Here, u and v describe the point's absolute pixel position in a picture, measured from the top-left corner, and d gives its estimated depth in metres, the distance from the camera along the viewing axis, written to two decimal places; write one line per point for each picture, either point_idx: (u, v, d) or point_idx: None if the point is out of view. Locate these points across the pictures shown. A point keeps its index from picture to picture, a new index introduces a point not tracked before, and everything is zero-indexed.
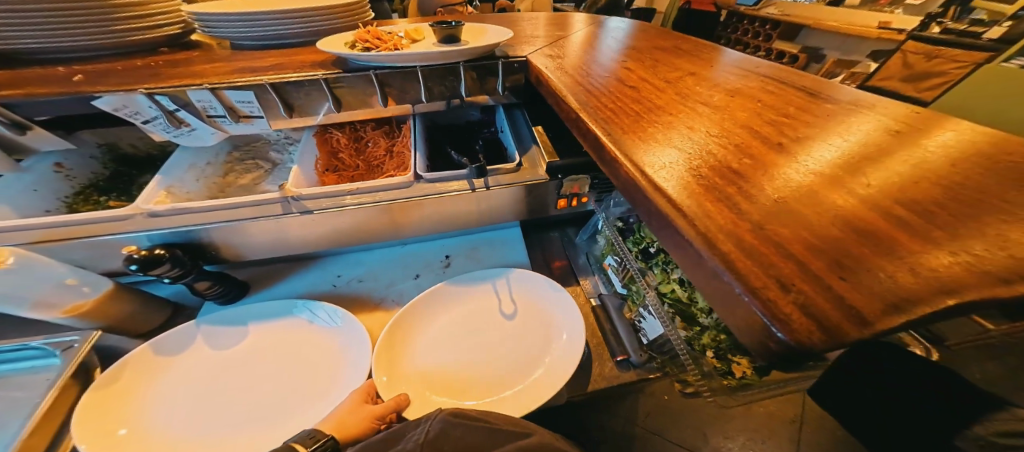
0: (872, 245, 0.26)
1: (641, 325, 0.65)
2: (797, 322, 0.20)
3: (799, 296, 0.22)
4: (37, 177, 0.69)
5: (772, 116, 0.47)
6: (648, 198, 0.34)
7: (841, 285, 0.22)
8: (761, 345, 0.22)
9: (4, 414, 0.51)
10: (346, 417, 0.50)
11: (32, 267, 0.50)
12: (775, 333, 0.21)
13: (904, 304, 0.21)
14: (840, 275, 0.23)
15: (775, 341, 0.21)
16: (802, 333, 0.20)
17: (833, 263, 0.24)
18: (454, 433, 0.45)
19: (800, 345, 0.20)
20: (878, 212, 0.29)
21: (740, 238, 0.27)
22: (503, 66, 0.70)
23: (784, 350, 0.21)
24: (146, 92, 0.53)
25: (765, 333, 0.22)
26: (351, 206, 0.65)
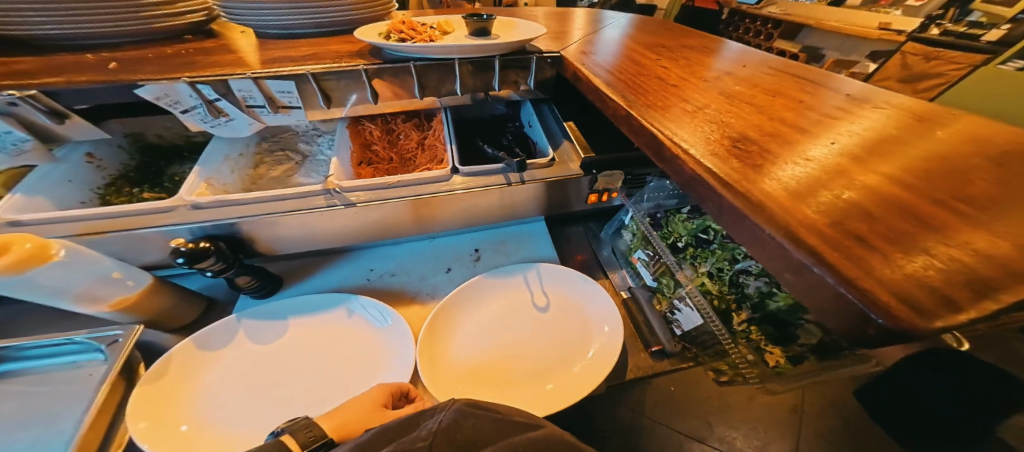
0: (947, 238, 0.27)
1: (674, 316, 0.67)
2: (897, 308, 0.21)
3: (896, 286, 0.23)
4: (70, 168, 0.69)
5: (815, 115, 0.48)
6: (716, 194, 0.34)
7: (932, 275, 0.23)
8: (857, 331, 0.24)
9: (61, 406, 0.54)
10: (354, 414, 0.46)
11: (78, 260, 0.51)
12: (876, 321, 0.22)
13: (995, 290, 0.22)
14: (929, 265, 0.24)
15: (873, 327, 0.22)
16: (906, 321, 0.20)
17: (919, 255, 0.25)
18: (469, 424, 0.38)
19: (903, 331, 0.21)
20: (942, 206, 0.30)
21: (820, 231, 0.28)
22: (536, 61, 0.71)
23: (883, 336, 0.22)
24: (189, 81, 0.54)
25: (863, 320, 0.23)
26: (389, 200, 0.66)
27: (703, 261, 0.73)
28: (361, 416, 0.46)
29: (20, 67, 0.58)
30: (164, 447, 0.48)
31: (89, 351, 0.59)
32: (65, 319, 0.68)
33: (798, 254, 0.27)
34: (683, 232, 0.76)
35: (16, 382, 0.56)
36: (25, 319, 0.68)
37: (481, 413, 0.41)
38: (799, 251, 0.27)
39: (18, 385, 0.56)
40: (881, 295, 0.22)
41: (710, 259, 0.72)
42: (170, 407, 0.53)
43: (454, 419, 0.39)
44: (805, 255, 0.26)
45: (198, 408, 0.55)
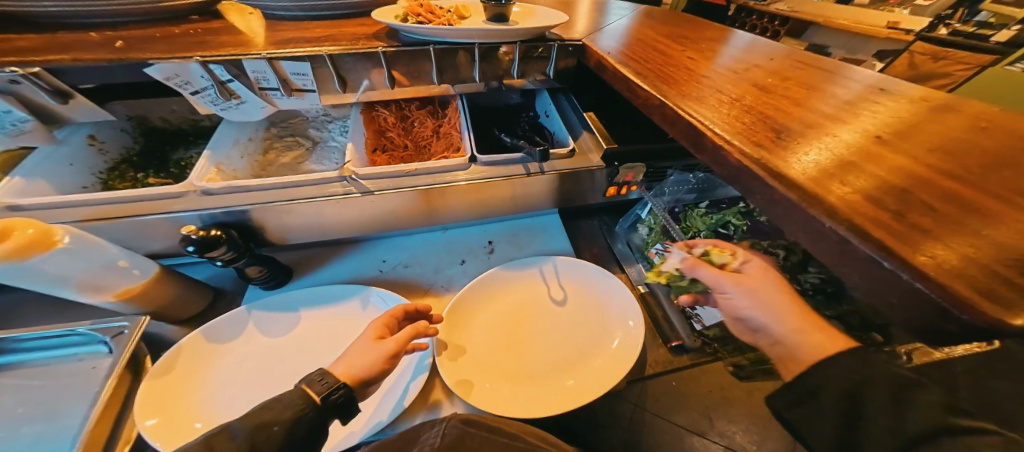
0: (1015, 230, 0.25)
1: (694, 311, 0.67)
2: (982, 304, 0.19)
3: (973, 280, 0.21)
4: (71, 150, 0.66)
5: (853, 106, 0.47)
6: (767, 186, 0.33)
7: (1009, 269, 0.22)
8: (934, 327, 0.22)
9: (67, 400, 0.52)
10: (356, 355, 0.45)
11: (83, 248, 0.49)
12: (959, 317, 0.20)
13: None
14: (1004, 261, 0.23)
15: (954, 323, 0.21)
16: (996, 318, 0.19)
17: (990, 250, 0.23)
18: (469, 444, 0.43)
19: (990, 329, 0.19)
20: (1000, 200, 0.29)
21: (885, 224, 0.26)
22: (558, 49, 0.70)
23: (966, 331, 0.20)
24: (200, 59, 0.52)
25: (942, 316, 0.21)
26: (405, 188, 0.64)
27: None
28: (362, 350, 0.46)
29: (21, 43, 0.55)
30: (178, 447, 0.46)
31: (93, 343, 0.57)
32: (67, 309, 0.66)
33: (863, 247, 0.25)
34: (703, 227, 0.73)
35: (18, 375, 0.55)
36: (26, 307, 0.66)
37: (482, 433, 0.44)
38: (866, 245, 0.25)
39: (21, 378, 0.54)
40: (963, 291, 0.20)
41: None
42: (181, 405, 0.51)
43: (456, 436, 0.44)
44: (873, 248, 0.25)
45: (212, 405, 0.53)
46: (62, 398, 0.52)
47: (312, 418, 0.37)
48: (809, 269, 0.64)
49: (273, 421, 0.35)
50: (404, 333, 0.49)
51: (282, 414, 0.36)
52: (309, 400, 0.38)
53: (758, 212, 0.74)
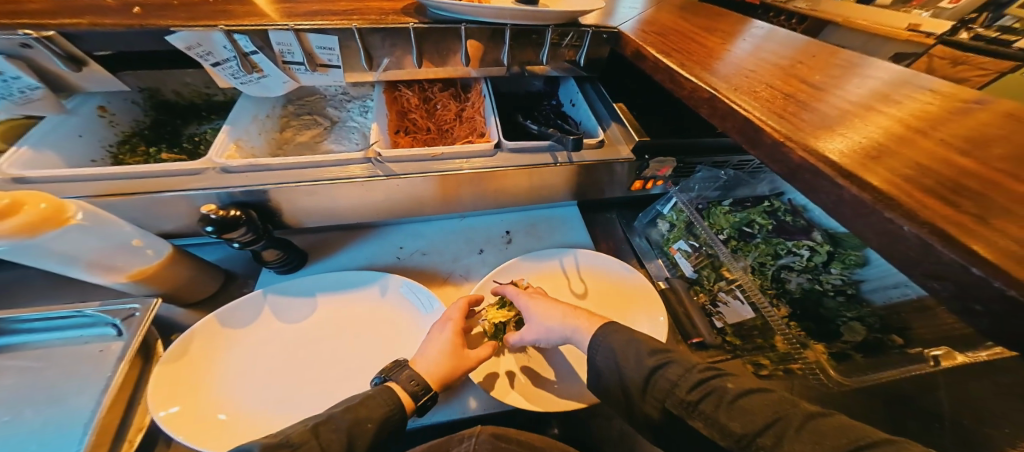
0: None
1: (717, 309, 0.66)
2: None
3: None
4: (82, 121, 0.64)
5: (915, 103, 0.44)
6: (835, 186, 0.31)
7: None
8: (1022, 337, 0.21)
9: (75, 383, 0.51)
10: (443, 358, 0.52)
11: (96, 225, 0.47)
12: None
13: None
14: None
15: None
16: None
17: None
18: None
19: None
20: None
21: (966, 227, 0.24)
22: (592, 36, 0.67)
23: None
24: (225, 29, 0.49)
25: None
26: (430, 173, 0.63)
27: (745, 254, 0.69)
28: (445, 356, 0.52)
29: (31, 5, 0.52)
30: (197, 437, 0.46)
31: (103, 325, 0.55)
32: (78, 287, 0.64)
33: (947, 252, 0.24)
34: (726, 225, 0.72)
35: (29, 355, 0.53)
36: (37, 283, 0.64)
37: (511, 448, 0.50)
38: (951, 250, 0.23)
39: (29, 358, 0.53)
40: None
41: (753, 252, 0.68)
42: (203, 394, 0.51)
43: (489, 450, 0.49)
44: (959, 254, 0.23)
45: (232, 394, 0.52)
46: (76, 379, 0.52)
47: (398, 417, 0.45)
48: (831, 269, 0.65)
49: (367, 419, 0.43)
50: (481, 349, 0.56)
51: (374, 414, 0.43)
52: (399, 403, 0.46)
53: (784, 211, 0.72)
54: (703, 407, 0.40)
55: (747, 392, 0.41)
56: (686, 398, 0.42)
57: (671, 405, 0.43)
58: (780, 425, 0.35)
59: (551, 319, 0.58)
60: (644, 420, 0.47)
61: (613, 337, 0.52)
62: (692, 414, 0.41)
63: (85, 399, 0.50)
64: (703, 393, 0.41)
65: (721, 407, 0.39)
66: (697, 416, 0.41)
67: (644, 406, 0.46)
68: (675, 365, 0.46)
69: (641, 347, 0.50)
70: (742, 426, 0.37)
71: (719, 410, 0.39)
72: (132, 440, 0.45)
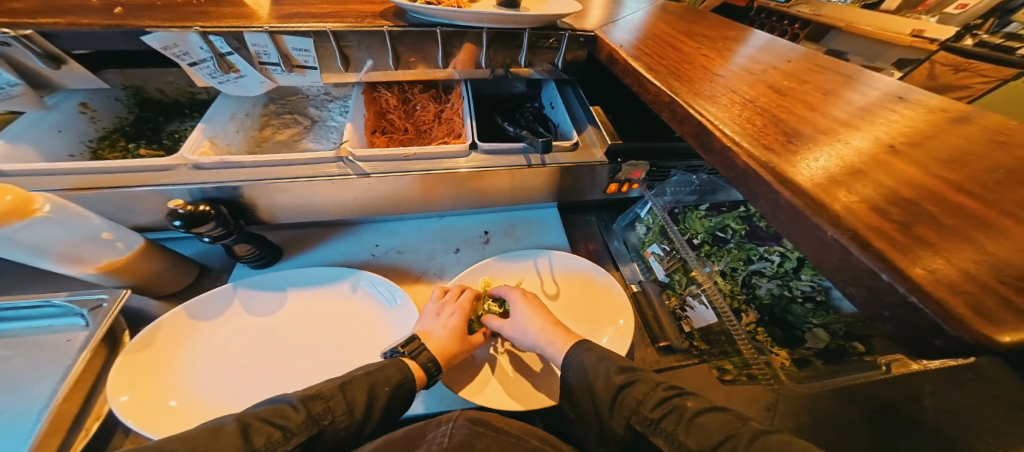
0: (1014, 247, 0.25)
1: (685, 313, 0.67)
2: (976, 322, 0.19)
3: (966, 294, 0.21)
4: (62, 117, 0.66)
5: (872, 113, 0.45)
6: (772, 191, 0.32)
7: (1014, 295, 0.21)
8: (922, 341, 0.22)
9: (33, 372, 0.53)
10: (449, 342, 0.55)
11: (64, 217, 0.48)
12: (950, 333, 0.20)
13: None
14: (1001, 278, 0.22)
15: (943, 338, 0.20)
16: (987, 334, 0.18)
17: (989, 269, 0.23)
18: (479, 443, 0.43)
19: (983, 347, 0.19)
20: (1006, 216, 0.28)
21: (886, 234, 0.25)
22: (568, 39, 0.68)
23: (954, 347, 0.20)
24: (201, 30, 0.51)
25: (932, 330, 0.21)
26: (404, 173, 0.63)
27: (717, 259, 0.69)
28: (456, 339, 0.55)
29: (14, 4, 0.54)
30: (154, 425, 0.47)
31: (70, 316, 0.58)
32: (55, 279, 0.66)
33: (863, 258, 0.24)
34: (700, 229, 0.73)
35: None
36: (16, 273, 0.66)
37: (489, 432, 0.44)
38: (866, 255, 0.24)
39: None
40: (956, 307, 0.20)
41: (725, 257, 0.69)
42: (161, 381, 0.52)
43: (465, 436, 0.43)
44: (874, 260, 0.24)
45: (192, 383, 0.53)
46: (42, 368, 0.54)
47: (410, 387, 0.49)
48: (801, 276, 0.65)
49: (383, 383, 0.47)
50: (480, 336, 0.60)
51: (390, 379, 0.48)
52: (411, 372, 0.50)
53: (759, 217, 0.72)
54: (663, 425, 0.42)
55: (706, 409, 0.42)
56: (650, 416, 0.43)
57: (635, 423, 0.44)
58: (729, 445, 0.37)
59: (530, 329, 0.58)
60: (609, 436, 0.46)
61: (581, 354, 0.52)
62: (655, 431, 0.42)
63: (42, 389, 0.52)
64: (664, 411, 0.43)
65: (680, 424, 0.41)
66: (660, 433, 0.42)
67: (611, 424, 0.46)
68: (641, 384, 0.47)
69: (610, 365, 0.50)
70: (697, 442, 0.39)
71: (678, 427, 0.41)
72: (90, 428, 0.47)
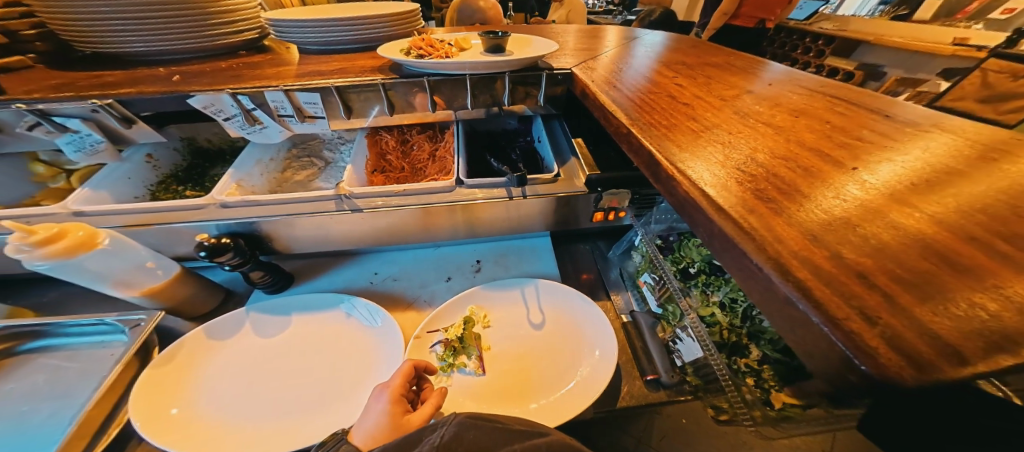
0: (954, 271, 0.24)
1: (677, 346, 0.63)
2: (884, 356, 0.19)
3: (884, 325, 0.21)
4: (132, 167, 0.81)
5: (844, 139, 0.45)
6: (709, 219, 0.33)
7: (935, 320, 0.21)
8: (838, 375, 0.22)
9: (81, 381, 0.63)
10: (379, 429, 0.46)
11: (119, 249, 0.59)
12: (859, 367, 0.20)
13: (1004, 344, 0.19)
14: (932, 308, 0.22)
15: (855, 374, 0.21)
16: (891, 368, 0.19)
17: (920, 296, 0.23)
18: (473, 444, 0.38)
19: (887, 381, 0.19)
20: (968, 242, 0.27)
21: (813, 263, 0.26)
22: (547, 77, 0.73)
23: (866, 383, 0.20)
24: (231, 92, 0.63)
25: (845, 365, 0.22)
26: (394, 206, 0.69)
27: (715, 290, 0.66)
28: (385, 428, 0.46)
29: (106, 80, 0.70)
30: (155, 431, 0.52)
31: (117, 333, 0.68)
32: (115, 299, 0.78)
33: (784, 287, 0.25)
34: (697, 258, 0.70)
35: (58, 356, 0.67)
36: (88, 295, 0.80)
37: (482, 423, 0.42)
38: (785, 284, 0.25)
39: (61, 358, 0.66)
40: (867, 340, 0.20)
41: (723, 288, 0.65)
42: (172, 390, 0.58)
43: (456, 433, 0.40)
44: (791, 288, 0.25)
45: (197, 395, 0.59)
46: (87, 379, 0.63)
47: None
48: None
49: None
50: (427, 408, 0.50)
51: None
52: None
53: None
54: None
55: None
56: None
57: None
58: None
59: None
60: None
61: None
62: None
63: (82, 396, 0.60)
64: None
65: None
66: None
67: None
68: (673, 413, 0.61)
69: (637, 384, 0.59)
70: None
71: None
72: (110, 433, 0.53)
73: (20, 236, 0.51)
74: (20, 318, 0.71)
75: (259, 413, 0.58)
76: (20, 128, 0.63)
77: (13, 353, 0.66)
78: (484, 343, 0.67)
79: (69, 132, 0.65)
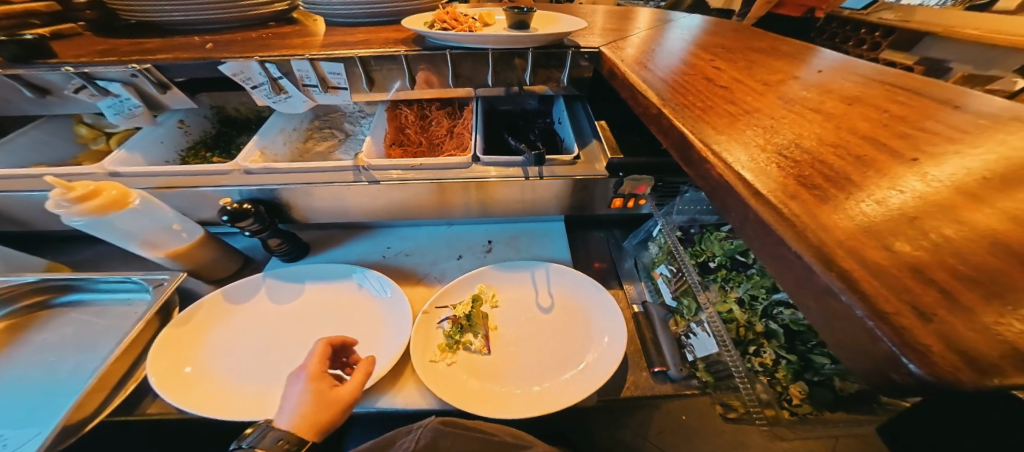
0: None
1: (689, 341, 0.61)
2: (938, 354, 0.17)
3: (942, 321, 0.18)
4: (165, 132, 0.86)
5: (904, 130, 0.40)
6: (743, 204, 0.30)
7: (1011, 320, 0.18)
8: (879, 374, 0.20)
9: (107, 333, 0.69)
10: (307, 409, 0.47)
11: (148, 209, 0.62)
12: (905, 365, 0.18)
13: None
14: (1004, 308, 0.19)
15: (900, 373, 0.18)
16: (946, 369, 0.17)
17: (989, 295, 0.20)
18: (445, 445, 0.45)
19: (940, 382, 0.17)
20: None
21: (858, 254, 0.23)
22: (572, 56, 0.70)
23: (911, 383, 0.18)
24: (259, 60, 0.64)
25: (888, 362, 0.19)
26: (410, 180, 0.69)
27: (735, 286, 0.63)
28: (311, 406, 0.47)
29: (147, 46, 0.73)
30: (169, 387, 0.56)
31: (141, 292, 0.73)
32: (144, 260, 0.84)
33: (825, 277, 0.23)
34: (718, 252, 0.67)
35: (90, 311, 0.73)
36: (123, 253, 0.86)
37: (460, 432, 0.47)
38: (827, 274, 0.22)
39: (89, 314, 0.72)
40: (919, 336, 0.18)
41: (744, 284, 0.61)
42: (189, 349, 0.62)
43: (432, 438, 0.46)
44: (834, 279, 0.22)
45: (211, 356, 0.63)
46: (110, 334, 0.69)
47: None
48: None
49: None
50: (354, 381, 0.51)
51: None
52: None
53: None
54: None
55: None
56: None
57: None
58: None
59: None
60: None
61: None
62: None
63: (104, 351, 0.66)
64: None
65: None
66: None
67: None
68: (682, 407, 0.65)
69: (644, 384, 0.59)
70: None
71: None
72: (128, 388, 0.58)
73: (61, 192, 0.55)
74: (59, 272, 0.78)
75: (268, 377, 0.60)
76: (67, 90, 0.67)
77: (49, 306, 0.74)
78: (491, 323, 0.67)
79: (110, 95, 0.68)
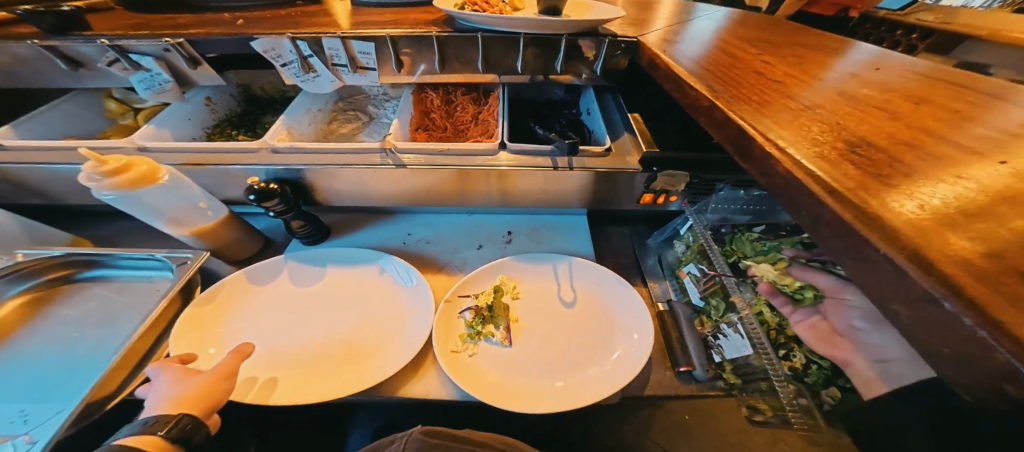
0: None
1: (717, 342, 0.60)
2: None
3: None
4: (192, 109, 0.86)
5: (980, 128, 0.37)
6: (817, 202, 0.29)
7: None
8: (989, 387, 0.18)
9: (129, 309, 0.70)
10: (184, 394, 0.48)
11: (176, 186, 0.63)
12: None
13: None
14: None
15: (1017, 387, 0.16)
16: None
17: None
18: None
19: None
20: None
21: (961, 257, 0.21)
22: (608, 45, 0.67)
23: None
24: (291, 36, 0.63)
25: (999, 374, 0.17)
26: (437, 165, 0.68)
27: None
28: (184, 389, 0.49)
29: (178, 21, 0.73)
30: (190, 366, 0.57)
31: (163, 269, 0.74)
32: (166, 238, 0.85)
33: (921, 282, 0.20)
34: (751, 252, 0.62)
35: (112, 286, 0.75)
36: (145, 230, 0.87)
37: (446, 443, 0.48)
38: (924, 278, 0.20)
39: (112, 290, 0.74)
40: None
41: None
42: (210, 329, 0.63)
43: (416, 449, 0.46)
44: (934, 285, 0.20)
45: (231, 336, 0.63)
46: (131, 311, 0.70)
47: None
48: None
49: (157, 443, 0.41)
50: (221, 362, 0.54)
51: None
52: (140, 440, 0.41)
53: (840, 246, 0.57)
54: None
55: None
56: None
57: None
58: None
59: None
60: None
61: None
62: None
63: (126, 327, 0.68)
64: None
65: None
66: None
67: None
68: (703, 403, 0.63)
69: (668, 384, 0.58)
70: None
71: None
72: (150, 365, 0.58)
73: (92, 165, 0.55)
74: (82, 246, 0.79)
75: (288, 358, 0.60)
76: (100, 63, 0.68)
77: (72, 280, 0.75)
78: (513, 315, 0.66)
79: (142, 70, 0.68)
